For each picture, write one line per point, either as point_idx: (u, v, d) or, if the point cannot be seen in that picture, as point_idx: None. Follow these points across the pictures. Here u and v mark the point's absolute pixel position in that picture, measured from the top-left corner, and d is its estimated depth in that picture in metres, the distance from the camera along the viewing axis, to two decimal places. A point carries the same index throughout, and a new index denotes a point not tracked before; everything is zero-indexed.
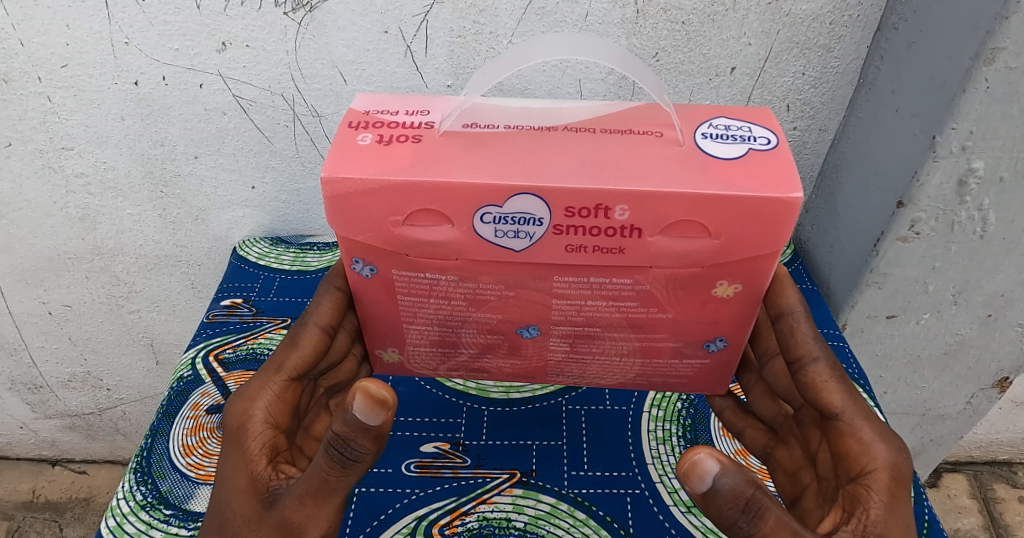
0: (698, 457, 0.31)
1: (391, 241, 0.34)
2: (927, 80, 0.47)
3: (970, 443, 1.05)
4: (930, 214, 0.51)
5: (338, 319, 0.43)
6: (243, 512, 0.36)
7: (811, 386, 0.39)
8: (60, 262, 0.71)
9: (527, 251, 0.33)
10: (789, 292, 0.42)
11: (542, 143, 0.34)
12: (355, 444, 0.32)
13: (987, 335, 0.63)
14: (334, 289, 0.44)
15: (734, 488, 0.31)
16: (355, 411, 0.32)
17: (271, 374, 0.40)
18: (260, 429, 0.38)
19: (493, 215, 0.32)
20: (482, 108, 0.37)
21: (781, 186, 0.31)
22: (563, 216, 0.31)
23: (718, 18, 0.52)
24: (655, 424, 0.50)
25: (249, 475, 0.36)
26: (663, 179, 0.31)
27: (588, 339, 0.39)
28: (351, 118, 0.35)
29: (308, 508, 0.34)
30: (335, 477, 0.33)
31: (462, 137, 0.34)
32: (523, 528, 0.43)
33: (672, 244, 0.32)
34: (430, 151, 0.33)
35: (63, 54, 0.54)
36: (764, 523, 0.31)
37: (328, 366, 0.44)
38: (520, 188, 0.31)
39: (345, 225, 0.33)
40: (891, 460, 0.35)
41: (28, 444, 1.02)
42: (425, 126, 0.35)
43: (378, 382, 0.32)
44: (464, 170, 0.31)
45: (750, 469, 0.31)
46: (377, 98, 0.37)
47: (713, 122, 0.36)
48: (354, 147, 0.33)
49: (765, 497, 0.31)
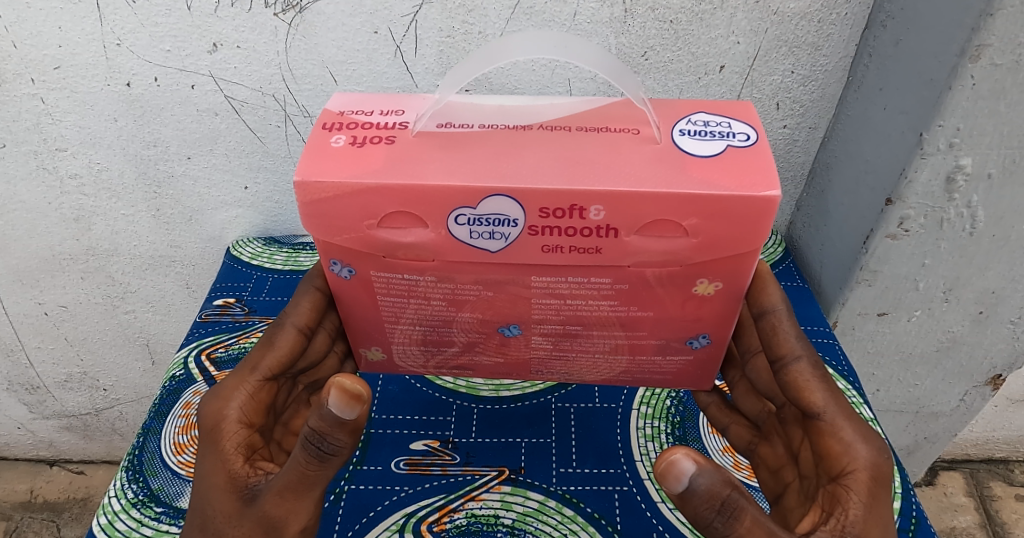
0: (675, 457, 0.31)
1: (367, 244, 0.34)
2: (915, 77, 0.47)
3: (966, 441, 1.05)
4: (919, 211, 0.51)
5: (317, 319, 0.43)
6: (223, 509, 0.36)
7: (792, 384, 0.39)
8: (56, 263, 0.71)
9: (504, 251, 0.33)
10: (771, 289, 0.42)
11: (518, 143, 0.34)
12: (332, 438, 0.33)
13: (979, 332, 0.63)
14: (314, 290, 0.44)
15: (711, 488, 0.31)
16: (330, 406, 0.32)
17: (246, 375, 0.40)
18: (234, 428, 0.39)
19: (468, 216, 0.32)
20: (457, 108, 0.37)
21: (757, 184, 0.31)
22: (538, 217, 0.31)
23: (706, 17, 0.53)
24: (644, 421, 0.50)
25: (226, 473, 0.37)
26: (637, 179, 0.31)
27: (571, 338, 0.39)
28: (326, 119, 0.35)
29: (287, 502, 0.35)
30: (313, 470, 0.34)
31: (437, 137, 0.34)
32: (512, 524, 0.43)
33: (649, 244, 0.33)
34: (403, 153, 0.33)
35: (56, 56, 0.54)
36: (740, 524, 0.31)
37: (308, 366, 0.44)
38: (492, 189, 0.31)
39: (320, 228, 0.33)
40: (872, 460, 0.35)
41: (25, 444, 1.02)
42: (400, 126, 0.35)
43: (352, 377, 0.33)
44: (438, 172, 0.32)
45: (726, 469, 0.32)
46: (351, 98, 0.37)
47: (691, 118, 0.36)
48: (328, 149, 0.33)
49: (741, 497, 0.31)
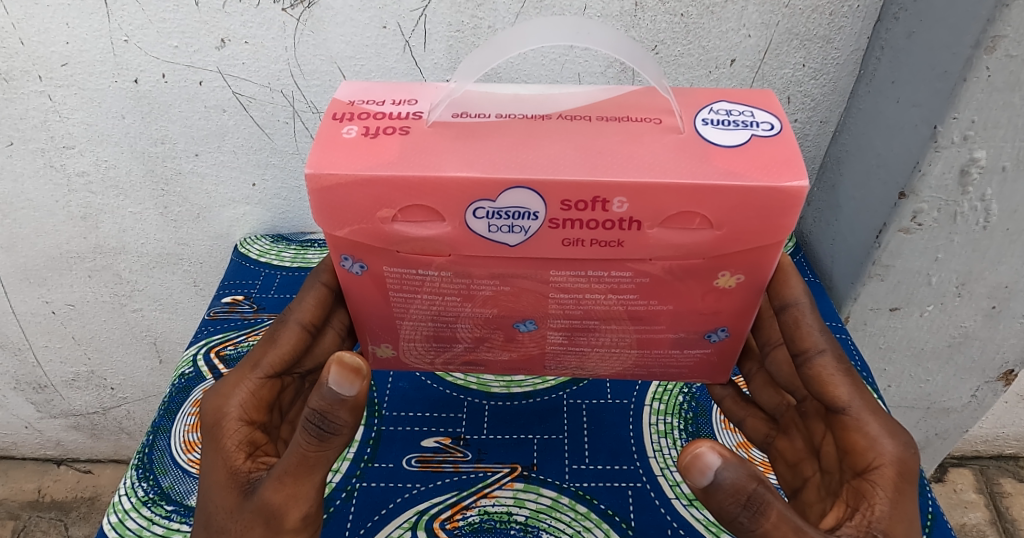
0: (700, 450, 0.31)
1: (381, 238, 0.33)
2: (929, 70, 0.47)
3: (975, 437, 1.05)
4: (932, 205, 0.51)
5: (321, 315, 0.43)
6: (225, 504, 0.36)
7: (817, 379, 0.39)
8: (63, 262, 0.71)
9: (522, 246, 0.33)
10: (794, 282, 0.42)
11: (535, 134, 0.33)
12: (332, 416, 0.33)
13: (992, 327, 0.62)
14: (320, 285, 0.43)
15: (736, 482, 0.31)
16: (330, 384, 0.32)
17: (247, 372, 0.40)
18: (235, 425, 0.38)
19: (486, 210, 0.31)
20: (472, 97, 0.37)
21: (785, 174, 0.31)
22: (559, 209, 0.31)
23: (717, 10, 0.52)
24: (657, 417, 0.50)
25: (228, 470, 0.37)
26: (660, 169, 0.31)
27: (585, 332, 0.39)
28: (336, 109, 0.35)
29: (287, 488, 0.34)
30: (314, 453, 0.34)
31: (452, 128, 0.34)
32: (525, 522, 0.43)
33: (672, 237, 0.32)
34: (417, 143, 0.33)
35: (64, 52, 0.54)
36: (766, 519, 0.31)
37: (315, 364, 0.44)
38: (513, 181, 0.30)
39: (331, 220, 0.33)
40: (899, 455, 0.35)
41: (33, 444, 1.02)
42: (413, 116, 0.35)
43: (351, 351, 0.33)
44: (455, 164, 0.31)
45: (751, 463, 0.31)
46: (361, 87, 0.37)
47: (713, 107, 0.35)
48: (339, 140, 0.33)
49: (767, 491, 0.31)
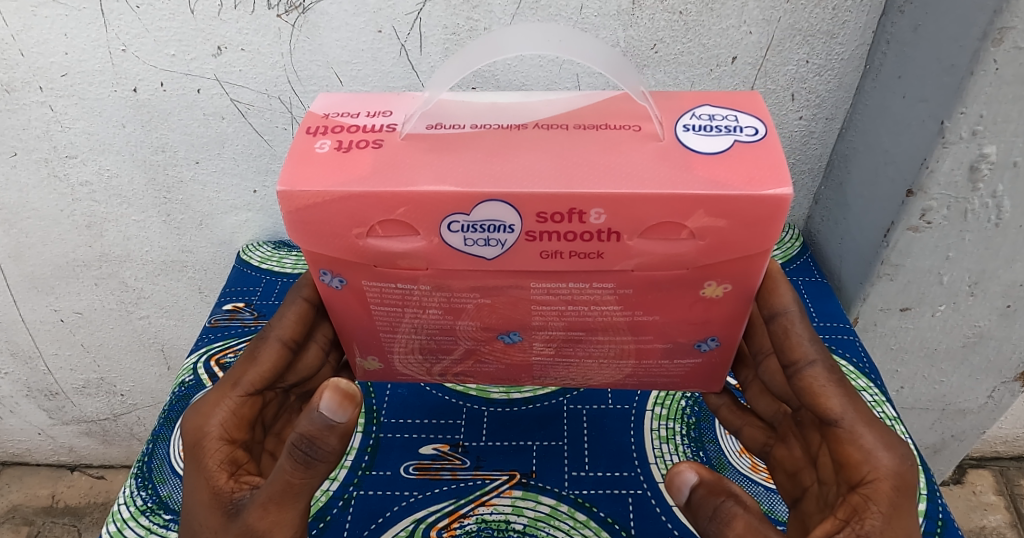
0: (677, 468, 0.35)
1: (356, 253, 0.33)
2: (935, 63, 0.46)
3: (994, 438, 1.02)
4: (941, 202, 0.50)
5: (302, 331, 0.42)
6: (209, 524, 0.36)
7: (808, 391, 0.38)
8: (70, 270, 0.72)
9: (500, 259, 0.32)
10: (783, 290, 0.40)
11: (510, 145, 0.33)
12: (321, 443, 0.32)
13: (1007, 326, 0.61)
14: (301, 300, 0.43)
15: (706, 494, 0.34)
16: (321, 410, 0.32)
17: (227, 391, 0.40)
18: (216, 445, 0.38)
19: (461, 223, 0.31)
20: (447, 106, 0.36)
21: (768, 182, 0.30)
22: (535, 222, 0.31)
23: (717, 7, 0.51)
24: (658, 422, 0.49)
25: (210, 490, 0.37)
26: (639, 180, 0.30)
27: (574, 342, 0.38)
28: (310, 123, 0.34)
29: (272, 514, 0.34)
30: (300, 479, 0.33)
31: (427, 139, 0.33)
32: (523, 530, 0.42)
33: (654, 247, 0.32)
34: (390, 157, 0.32)
35: (63, 63, 0.54)
36: (730, 529, 0.32)
37: (298, 379, 0.44)
38: (485, 195, 0.30)
39: (305, 236, 0.32)
40: (896, 469, 0.34)
41: (47, 450, 1.04)
42: (388, 129, 0.34)
43: (347, 378, 0.33)
44: (428, 178, 0.31)
45: (728, 482, 0.34)
46: (338, 99, 0.37)
47: (696, 111, 0.34)
48: (312, 155, 0.32)
49: (735, 504, 0.33)
